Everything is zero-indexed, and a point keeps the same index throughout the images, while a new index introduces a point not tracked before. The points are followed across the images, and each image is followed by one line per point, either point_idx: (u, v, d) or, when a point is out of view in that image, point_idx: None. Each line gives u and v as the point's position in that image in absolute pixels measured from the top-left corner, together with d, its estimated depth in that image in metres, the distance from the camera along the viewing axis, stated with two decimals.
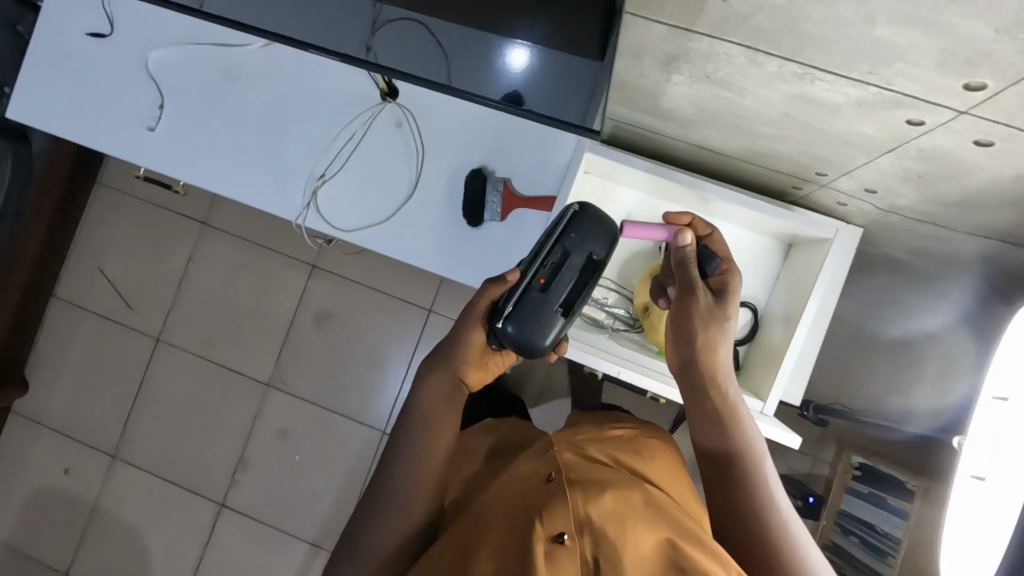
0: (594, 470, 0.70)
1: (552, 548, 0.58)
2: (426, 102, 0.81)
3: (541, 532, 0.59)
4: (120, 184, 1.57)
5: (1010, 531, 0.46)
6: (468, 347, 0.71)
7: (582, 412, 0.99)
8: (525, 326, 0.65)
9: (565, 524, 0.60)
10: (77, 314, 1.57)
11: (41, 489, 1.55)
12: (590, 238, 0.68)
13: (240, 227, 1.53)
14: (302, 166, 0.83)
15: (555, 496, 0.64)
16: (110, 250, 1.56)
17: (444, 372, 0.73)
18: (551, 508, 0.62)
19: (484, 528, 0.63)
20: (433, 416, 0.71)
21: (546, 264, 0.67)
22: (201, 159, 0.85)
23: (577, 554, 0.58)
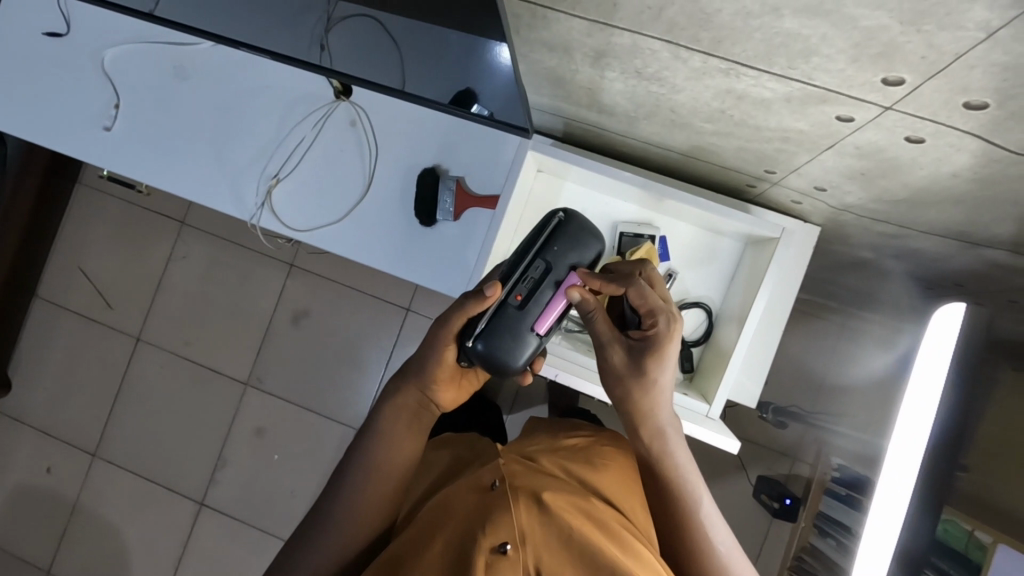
0: (542, 482, 0.68)
1: (493, 558, 0.55)
2: (380, 101, 0.81)
3: (484, 541, 0.57)
4: (101, 185, 1.58)
5: (899, 526, 0.47)
6: (436, 366, 0.68)
7: (540, 423, 0.98)
8: (497, 350, 0.60)
9: (508, 532, 0.58)
10: (59, 314, 1.58)
11: (23, 487, 1.56)
12: (574, 251, 0.62)
13: (218, 227, 1.53)
14: (257, 164, 0.83)
15: (501, 504, 0.62)
16: (91, 250, 1.57)
17: (409, 391, 0.70)
18: (493, 517, 0.60)
19: (426, 535, 0.60)
20: (393, 427, 0.70)
21: (524, 278, 0.61)
22: (155, 157, 0.84)
23: (520, 563, 0.55)
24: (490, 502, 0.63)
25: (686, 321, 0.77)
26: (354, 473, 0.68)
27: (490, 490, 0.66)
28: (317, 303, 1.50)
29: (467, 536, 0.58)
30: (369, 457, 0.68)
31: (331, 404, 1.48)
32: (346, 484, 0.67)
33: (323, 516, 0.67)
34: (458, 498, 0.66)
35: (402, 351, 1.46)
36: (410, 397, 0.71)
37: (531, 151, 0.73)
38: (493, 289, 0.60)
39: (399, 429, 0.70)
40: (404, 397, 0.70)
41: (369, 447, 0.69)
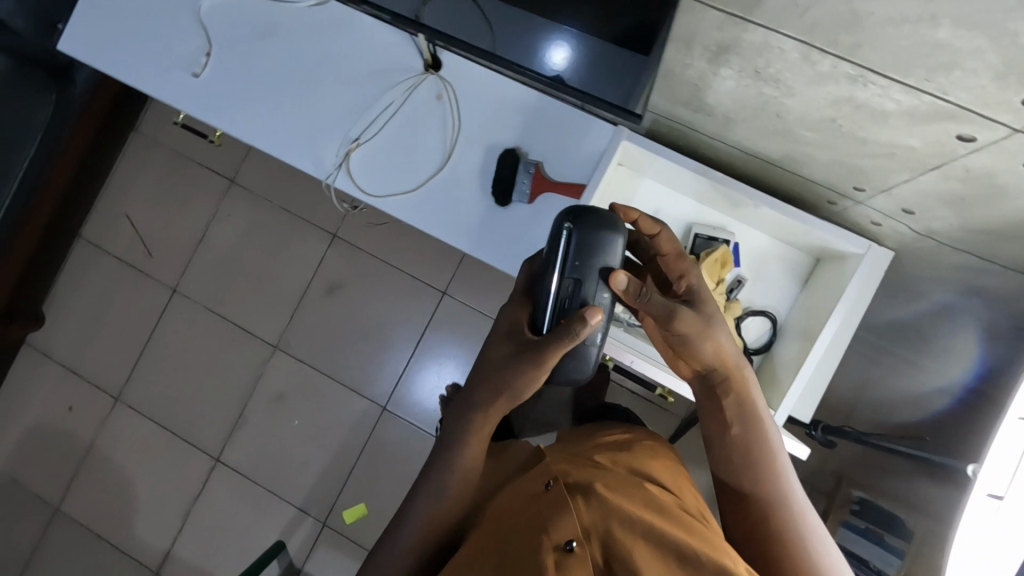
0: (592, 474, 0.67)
1: (561, 555, 0.54)
2: (470, 79, 0.82)
3: (549, 542, 0.56)
4: (156, 134, 1.60)
5: None
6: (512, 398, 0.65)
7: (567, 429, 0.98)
8: (576, 365, 0.65)
9: (573, 530, 0.57)
10: (99, 256, 1.59)
11: (41, 422, 1.57)
12: (596, 257, 0.64)
13: (266, 188, 1.55)
14: (339, 127, 0.84)
15: (558, 503, 0.61)
16: (139, 198, 1.60)
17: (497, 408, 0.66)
18: (556, 513, 0.59)
19: (486, 551, 0.60)
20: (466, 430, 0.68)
21: (562, 302, 0.64)
22: (240, 110, 0.86)
23: (588, 560, 0.54)
24: (549, 500, 0.63)
25: (750, 329, 0.77)
26: (422, 488, 0.67)
27: (544, 491, 0.65)
28: (355, 278, 1.51)
29: (529, 537, 0.58)
30: (442, 469, 0.67)
31: (357, 380, 1.50)
32: (416, 496, 0.67)
33: (386, 537, 0.67)
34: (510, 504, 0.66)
35: (433, 333, 1.48)
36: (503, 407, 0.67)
37: (623, 142, 0.72)
38: (597, 315, 0.59)
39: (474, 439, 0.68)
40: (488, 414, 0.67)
41: (439, 460, 0.68)
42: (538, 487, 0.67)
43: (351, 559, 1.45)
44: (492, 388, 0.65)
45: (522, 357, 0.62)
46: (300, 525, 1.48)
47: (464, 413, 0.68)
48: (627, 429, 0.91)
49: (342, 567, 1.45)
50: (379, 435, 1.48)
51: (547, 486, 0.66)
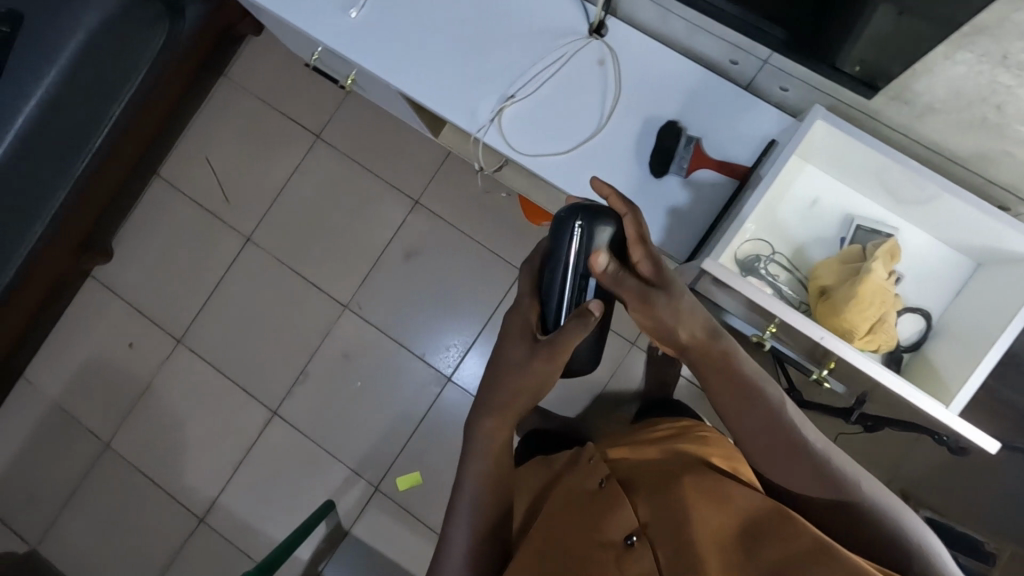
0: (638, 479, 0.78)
1: (624, 549, 0.64)
2: (636, 47, 0.82)
3: (611, 538, 0.66)
4: (246, 82, 1.59)
5: None
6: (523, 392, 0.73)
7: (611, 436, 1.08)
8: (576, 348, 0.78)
9: (629, 525, 0.67)
10: (175, 197, 1.58)
11: (100, 356, 1.55)
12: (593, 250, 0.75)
13: (351, 146, 1.54)
14: (495, 82, 0.84)
15: (612, 501, 0.72)
16: (221, 143, 1.58)
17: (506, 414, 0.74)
18: (612, 513, 0.69)
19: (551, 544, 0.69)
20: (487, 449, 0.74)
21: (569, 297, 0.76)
22: (395, 55, 0.85)
23: (649, 547, 0.64)
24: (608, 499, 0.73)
25: (903, 325, 0.78)
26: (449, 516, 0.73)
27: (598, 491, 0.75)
28: (432, 245, 1.50)
29: (590, 530, 0.67)
30: (471, 484, 0.73)
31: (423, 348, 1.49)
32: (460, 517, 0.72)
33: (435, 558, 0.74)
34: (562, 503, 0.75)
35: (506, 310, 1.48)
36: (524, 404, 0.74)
37: (817, 122, 0.69)
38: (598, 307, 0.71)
39: (488, 444, 0.74)
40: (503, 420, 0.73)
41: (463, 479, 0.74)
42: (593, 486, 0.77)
43: (402, 524, 1.45)
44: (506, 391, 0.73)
45: (536, 354, 0.71)
46: (352, 488, 1.47)
47: (478, 419, 0.74)
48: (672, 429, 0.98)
49: (392, 531, 1.45)
50: (441, 406, 1.47)
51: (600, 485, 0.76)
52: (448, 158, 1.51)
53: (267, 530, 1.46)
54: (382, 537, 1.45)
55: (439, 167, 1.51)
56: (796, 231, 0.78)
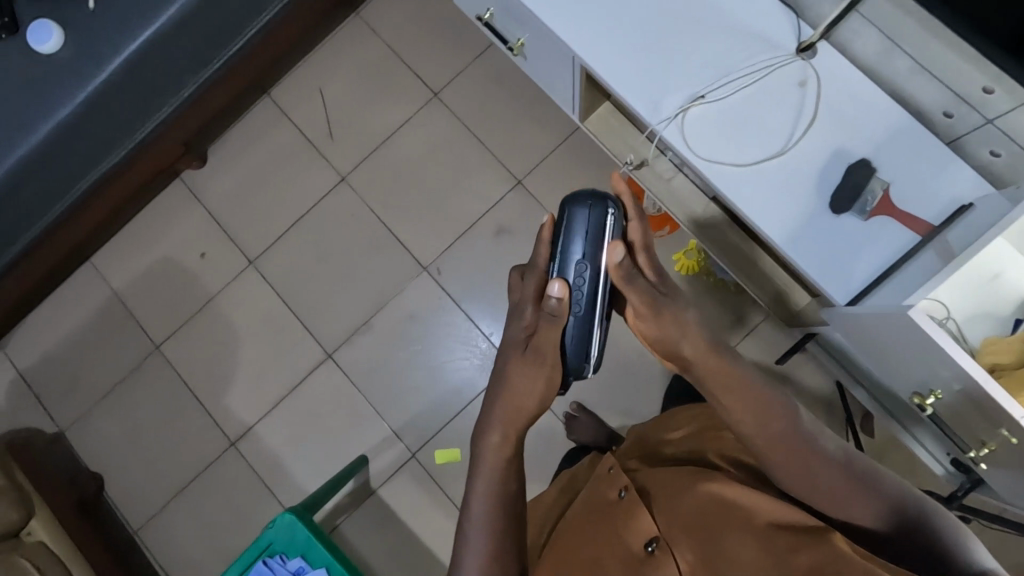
0: (657, 481, 0.81)
1: (645, 558, 0.70)
2: (843, 76, 0.80)
3: (635, 547, 0.71)
4: (376, 23, 1.57)
5: None
6: (511, 383, 0.78)
7: (640, 430, 1.06)
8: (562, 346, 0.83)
9: (650, 533, 0.72)
10: (279, 119, 1.56)
11: (171, 260, 1.54)
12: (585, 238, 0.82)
13: (467, 112, 1.53)
14: (686, 78, 0.82)
15: (631, 509, 0.75)
16: (337, 77, 1.57)
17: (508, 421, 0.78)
18: (632, 521, 0.74)
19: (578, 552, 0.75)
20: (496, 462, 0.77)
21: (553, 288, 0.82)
22: (588, 27, 0.83)
23: (669, 554, 0.69)
24: (620, 514, 0.76)
25: None
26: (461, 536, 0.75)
27: (620, 497, 0.78)
28: (525, 228, 1.48)
29: (614, 542, 0.73)
30: (477, 532, 0.74)
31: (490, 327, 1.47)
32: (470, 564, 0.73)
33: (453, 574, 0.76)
34: (586, 515, 0.79)
35: None
36: (519, 423, 0.78)
37: None
38: (558, 287, 0.78)
39: (489, 479, 0.76)
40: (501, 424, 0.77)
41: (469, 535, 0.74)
42: (614, 499, 0.79)
43: (430, 497, 1.42)
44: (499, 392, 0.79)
45: (521, 354, 0.78)
46: (389, 449, 1.44)
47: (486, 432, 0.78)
48: (691, 428, 0.94)
49: (418, 501, 1.42)
50: None
51: (621, 492, 0.79)
52: (562, 147, 1.49)
53: (294, 470, 1.45)
54: (407, 505, 1.42)
55: (550, 153, 1.49)
56: (978, 303, 0.78)
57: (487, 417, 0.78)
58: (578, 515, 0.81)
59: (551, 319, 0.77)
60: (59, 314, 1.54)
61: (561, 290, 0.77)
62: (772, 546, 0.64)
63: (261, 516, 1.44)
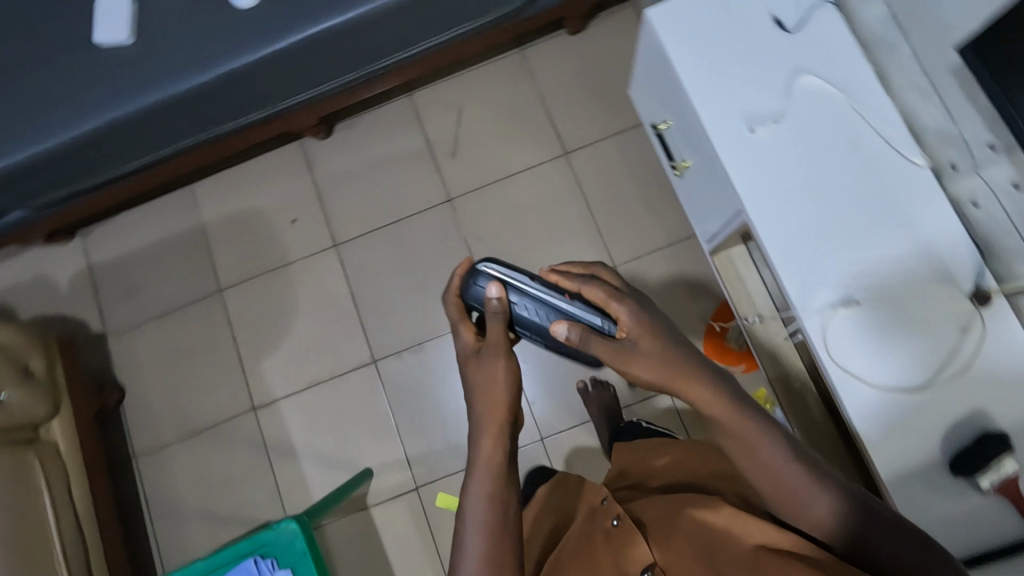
0: (649, 511, 0.80)
1: None
2: (1012, 339, 0.75)
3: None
4: (535, 67, 1.59)
5: None
6: (495, 382, 0.76)
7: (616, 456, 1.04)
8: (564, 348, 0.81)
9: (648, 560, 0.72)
10: (411, 121, 1.59)
11: (263, 214, 1.57)
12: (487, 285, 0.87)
13: (590, 179, 1.53)
14: (847, 276, 0.80)
15: (626, 540, 0.75)
16: (481, 103, 1.58)
17: (491, 411, 0.75)
18: (630, 550, 0.74)
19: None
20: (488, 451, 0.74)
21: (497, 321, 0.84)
22: (766, 189, 0.83)
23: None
24: (616, 546, 0.75)
25: None
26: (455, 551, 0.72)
27: (613, 527, 0.77)
28: None
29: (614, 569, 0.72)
30: (476, 519, 0.72)
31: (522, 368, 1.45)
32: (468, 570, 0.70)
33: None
34: (580, 541, 0.78)
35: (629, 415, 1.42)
36: (506, 418, 0.76)
37: None
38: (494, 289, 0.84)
39: (487, 476, 0.74)
40: (489, 420, 0.75)
41: (468, 536, 0.72)
42: (608, 528, 0.78)
43: (418, 534, 1.40)
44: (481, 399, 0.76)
45: (485, 360, 0.77)
46: (395, 472, 1.43)
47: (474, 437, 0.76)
48: (672, 458, 0.94)
49: (406, 534, 1.41)
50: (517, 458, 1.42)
51: (614, 522, 0.78)
52: (668, 246, 1.48)
53: (302, 457, 1.45)
54: (392, 534, 1.41)
55: (655, 248, 1.48)
56: None
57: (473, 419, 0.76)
58: (574, 540, 0.80)
59: (495, 316, 0.81)
60: (145, 225, 1.59)
61: (496, 289, 0.84)
62: (776, 568, 0.63)
63: (257, 487, 1.45)
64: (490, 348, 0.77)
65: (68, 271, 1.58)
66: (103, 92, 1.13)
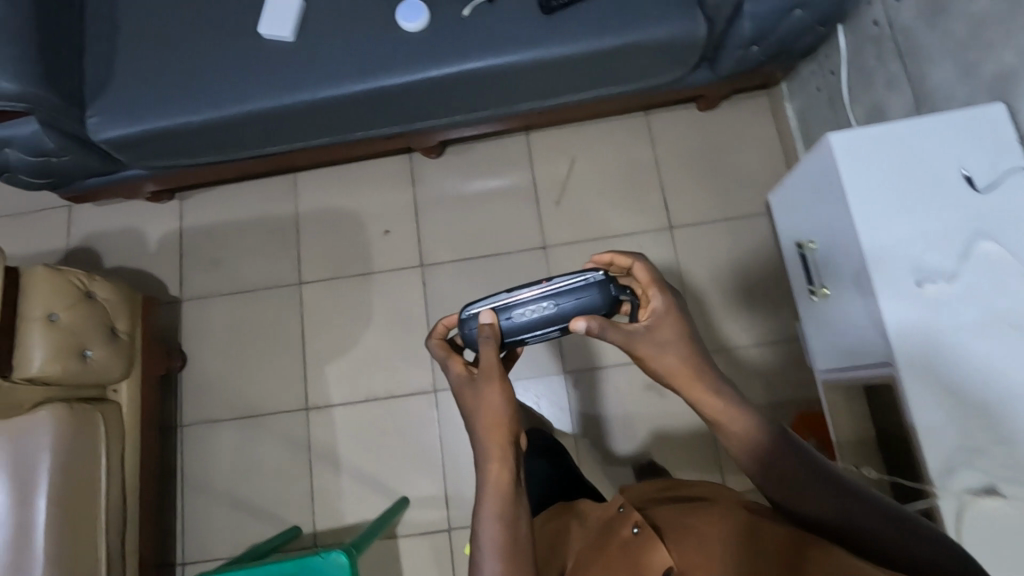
0: (672, 517, 0.69)
1: None
2: None
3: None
4: (657, 135, 1.57)
5: None
6: (489, 401, 0.76)
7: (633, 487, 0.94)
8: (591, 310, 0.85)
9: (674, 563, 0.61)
10: (522, 160, 1.58)
11: (358, 218, 1.57)
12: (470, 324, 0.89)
13: (688, 261, 1.50)
14: (993, 463, 0.75)
15: (646, 545, 0.64)
16: (595, 158, 1.57)
17: (493, 419, 0.74)
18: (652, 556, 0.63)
19: None
20: (487, 459, 0.71)
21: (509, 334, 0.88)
22: (924, 351, 0.78)
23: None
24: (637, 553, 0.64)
25: None
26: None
27: (633, 535, 0.66)
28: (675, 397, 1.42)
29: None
30: (489, 540, 0.67)
31: (580, 432, 1.42)
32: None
33: None
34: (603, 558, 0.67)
35: None
36: (512, 426, 0.75)
37: None
38: (484, 317, 0.86)
39: (497, 496, 0.70)
40: (494, 436, 0.73)
41: (483, 554, 0.67)
42: (625, 537, 0.67)
43: None
44: (478, 417, 0.76)
45: (480, 382, 0.78)
46: (429, 508, 1.40)
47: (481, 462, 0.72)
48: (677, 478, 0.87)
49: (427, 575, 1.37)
50: None
51: (633, 531, 0.67)
52: (754, 347, 1.44)
53: (343, 469, 1.44)
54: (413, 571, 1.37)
55: (740, 346, 1.44)
56: None
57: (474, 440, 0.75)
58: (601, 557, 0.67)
59: (487, 339, 0.83)
60: (241, 201, 1.60)
61: (489, 317, 0.86)
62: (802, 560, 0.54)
63: (293, 488, 1.44)
64: (483, 372, 0.78)
65: (159, 229, 1.60)
66: (254, 78, 1.14)
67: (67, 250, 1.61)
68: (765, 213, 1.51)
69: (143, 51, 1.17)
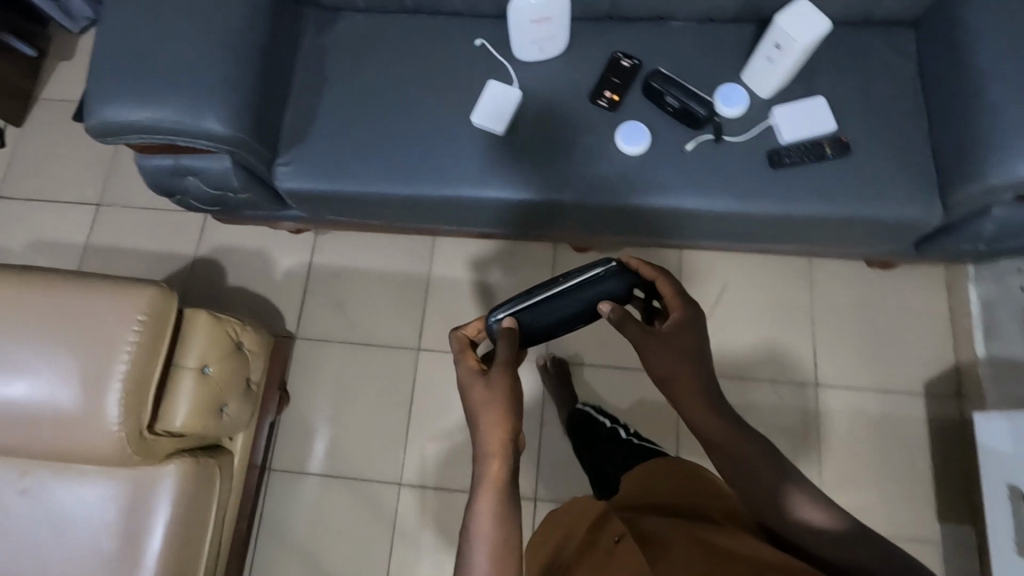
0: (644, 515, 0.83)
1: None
2: None
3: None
4: (818, 281, 1.48)
5: None
6: (493, 398, 0.76)
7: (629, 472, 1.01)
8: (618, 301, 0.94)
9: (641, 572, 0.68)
10: (671, 275, 1.50)
11: (491, 296, 1.52)
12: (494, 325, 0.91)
13: (828, 424, 1.41)
14: None
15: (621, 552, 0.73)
16: (747, 291, 1.48)
17: (493, 410, 0.75)
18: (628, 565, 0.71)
19: None
20: (488, 451, 0.73)
21: (541, 327, 0.94)
22: None
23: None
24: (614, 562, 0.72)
25: None
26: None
27: (615, 545, 0.75)
28: None
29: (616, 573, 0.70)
30: (483, 539, 0.68)
31: None
32: None
33: None
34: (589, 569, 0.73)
35: None
36: (513, 426, 0.75)
37: None
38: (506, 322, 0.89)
39: (492, 494, 0.71)
40: (495, 432, 0.74)
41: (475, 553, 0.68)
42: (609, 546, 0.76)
43: None
44: (483, 410, 0.76)
45: (488, 378, 0.78)
46: None
47: (482, 464, 0.73)
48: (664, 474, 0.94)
49: None
50: None
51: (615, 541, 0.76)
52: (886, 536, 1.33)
53: (425, 556, 1.37)
54: None
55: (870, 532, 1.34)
56: None
57: (475, 429, 0.76)
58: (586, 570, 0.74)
59: (502, 345, 0.84)
60: (375, 250, 1.56)
61: (509, 321, 0.89)
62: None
63: (370, 565, 1.37)
64: (494, 375, 0.78)
65: (287, 259, 1.57)
66: (455, 163, 1.10)
67: (192, 260, 1.59)
68: (922, 393, 1.40)
69: (346, 109, 1.14)
